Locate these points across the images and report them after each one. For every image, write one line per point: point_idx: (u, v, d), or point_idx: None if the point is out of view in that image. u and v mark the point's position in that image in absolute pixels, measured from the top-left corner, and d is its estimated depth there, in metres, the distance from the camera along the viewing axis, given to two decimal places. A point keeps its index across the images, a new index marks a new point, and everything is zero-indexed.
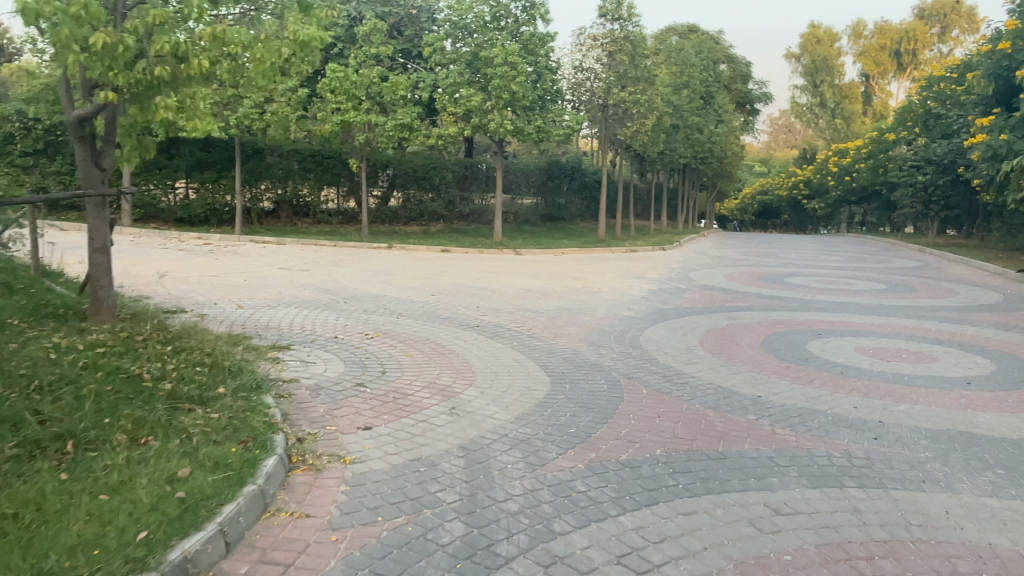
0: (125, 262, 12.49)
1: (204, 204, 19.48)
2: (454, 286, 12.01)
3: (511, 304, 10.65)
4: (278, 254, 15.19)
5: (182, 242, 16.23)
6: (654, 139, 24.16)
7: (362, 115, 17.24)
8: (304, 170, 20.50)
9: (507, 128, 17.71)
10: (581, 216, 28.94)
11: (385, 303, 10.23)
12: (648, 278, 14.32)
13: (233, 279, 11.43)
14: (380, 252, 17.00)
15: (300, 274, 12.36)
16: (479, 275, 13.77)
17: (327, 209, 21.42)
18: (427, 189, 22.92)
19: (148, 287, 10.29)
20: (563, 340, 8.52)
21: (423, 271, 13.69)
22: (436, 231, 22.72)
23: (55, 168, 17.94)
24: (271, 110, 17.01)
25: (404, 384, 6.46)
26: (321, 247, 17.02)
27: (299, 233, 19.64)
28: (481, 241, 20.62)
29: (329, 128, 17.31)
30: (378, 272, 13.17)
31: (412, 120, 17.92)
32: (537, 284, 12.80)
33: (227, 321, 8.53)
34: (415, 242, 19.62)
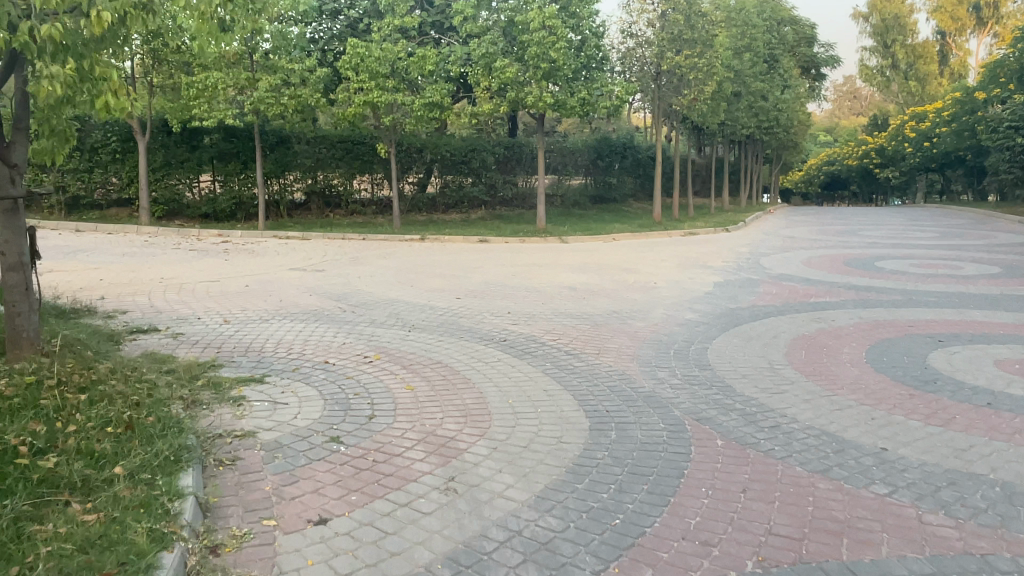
0: (125, 266, 11.32)
1: (230, 198, 18.36)
2: (484, 286, 10.36)
3: (548, 309, 8.93)
4: (299, 252, 13.87)
5: (200, 240, 15.08)
6: (714, 109, 21.98)
7: (387, 95, 15.74)
8: (334, 158, 19.18)
9: (546, 101, 15.98)
10: (635, 196, 26.95)
11: (400, 311, 8.68)
12: (714, 268, 12.35)
13: (235, 285, 10.05)
14: (412, 245, 15.53)
15: (313, 275, 10.95)
16: (516, 270, 12.06)
17: (359, 199, 20.05)
18: (465, 173, 21.37)
19: (131, 297, 8.97)
20: (609, 358, 6.78)
21: (454, 267, 12.11)
22: (477, 218, 21.16)
23: (73, 166, 17.08)
24: (291, 94, 15.65)
25: (391, 436, 4.83)
26: (347, 241, 15.67)
27: (329, 226, 18.34)
28: (523, 227, 18.99)
29: (352, 110, 15.87)
30: (401, 270, 11.61)
31: (441, 97, 16.32)
32: (583, 281, 11.03)
33: (202, 343, 7.10)
34: (451, 232, 18.11)
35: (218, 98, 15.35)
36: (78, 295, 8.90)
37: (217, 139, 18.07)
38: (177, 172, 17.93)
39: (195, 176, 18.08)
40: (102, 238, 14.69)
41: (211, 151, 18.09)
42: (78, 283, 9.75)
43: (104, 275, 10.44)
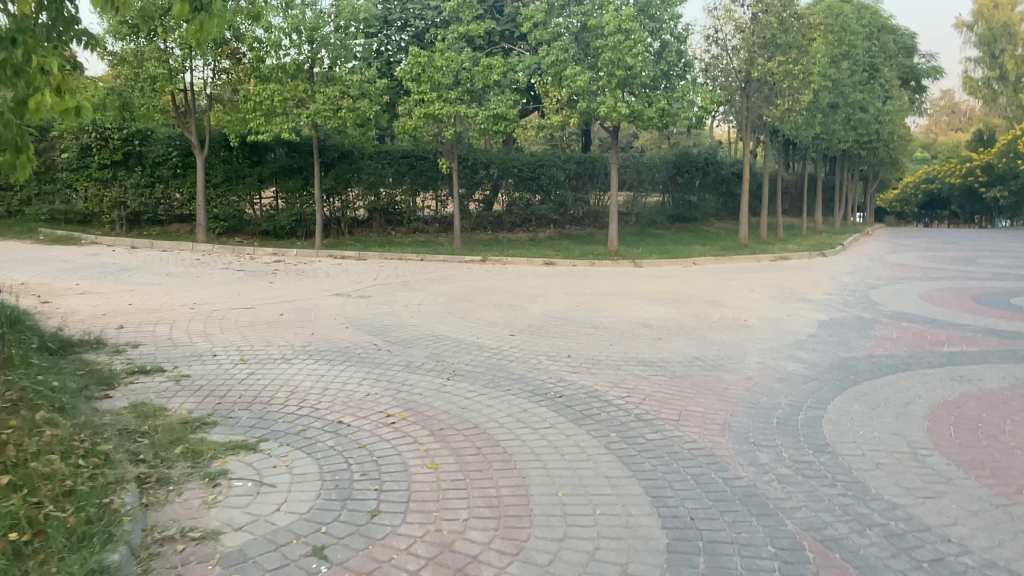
0: (162, 289, 10.55)
1: (290, 215, 17.68)
2: (545, 320, 9.04)
3: (617, 353, 7.54)
4: (351, 274, 12.91)
5: (253, 259, 14.38)
6: (808, 121, 20.12)
7: (449, 107, 14.73)
8: (397, 174, 18.32)
9: (622, 112, 14.63)
10: (716, 215, 25.07)
11: (444, 351, 7.46)
12: (814, 302, 10.64)
13: (269, 313, 9.08)
14: (472, 267, 14.38)
15: (358, 303, 9.90)
16: (583, 300, 10.68)
17: (423, 217, 19.00)
18: (533, 190, 20.14)
19: (150, 327, 8.08)
20: (693, 428, 5.36)
21: (514, 296, 10.85)
22: (545, 238, 19.86)
23: (135, 181, 16.76)
24: (348, 105, 14.81)
25: (391, 552, 3.56)
26: (404, 262, 14.66)
27: (389, 245, 17.43)
28: (594, 249, 17.57)
29: (412, 123, 14.93)
30: (453, 298, 10.44)
31: (507, 108, 15.17)
32: (660, 315, 9.55)
33: (205, 390, 6.01)
34: (515, 253, 16.87)
35: (276, 111, 14.70)
36: (95, 324, 8.06)
37: (280, 154, 17.54)
38: (237, 188, 17.37)
39: (255, 192, 17.50)
40: (154, 256, 14.16)
41: (271, 165, 17.50)
42: (103, 309, 8.96)
43: (135, 300, 9.67)
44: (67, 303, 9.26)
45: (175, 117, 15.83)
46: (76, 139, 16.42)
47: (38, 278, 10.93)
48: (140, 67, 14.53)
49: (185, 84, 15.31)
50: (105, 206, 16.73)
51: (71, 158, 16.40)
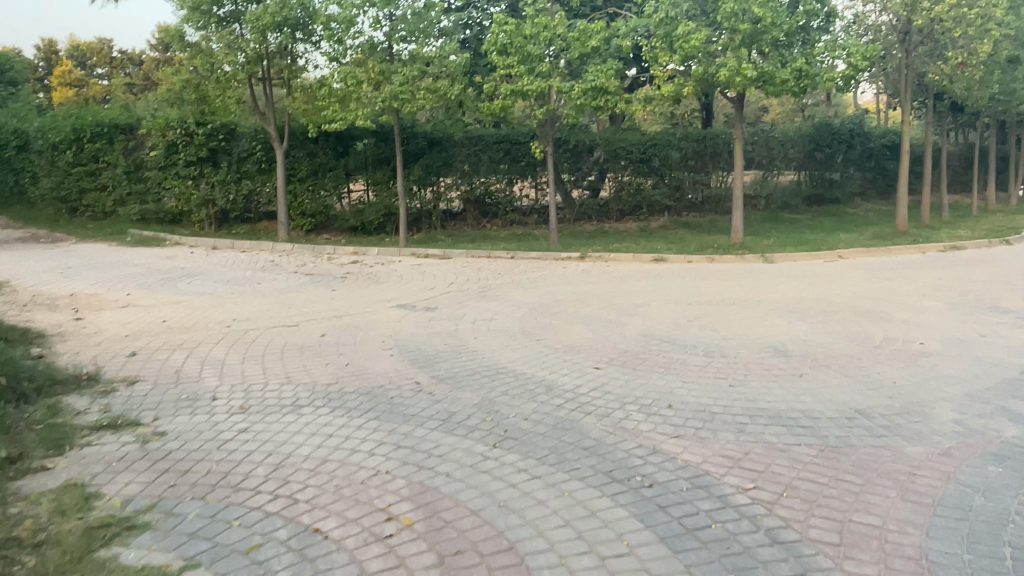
0: (214, 300, 9.44)
1: (378, 209, 16.36)
2: (644, 346, 7.00)
3: (739, 403, 5.42)
4: (428, 276, 11.34)
5: (332, 258, 13.19)
6: (985, 78, 16.57)
7: (540, 82, 12.92)
8: (490, 160, 16.65)
9: (748, 73, 12.22)
10: (863, 195, 21.63)
11: (503, 395, 5.66)
12: (1015, 315, 7.91)
13: (310, 333, 7.62)
14: (570, 266, 12.47)
15: (421, 318, 8.28)
16: (697, 313, 8.48)
17: (521, 207, 17.23)
18: (645, 174, 17.89)
19: (164, 356, 6.79)
20: (868, 573, 3.25)
21: (612, 306, 8.84)
22: (658, 227, 17.56)
23: (221, 178, 16.08)
24: (427, 86, 13.31)
25: None
26: (493, 261, 12.96)
27: (482, 239, 15.81)
28: (716, 240, 15.13)
29: (500, 102, 13.29)
30: (535, 310, 8.59)
31: (607, 80, 13.08)
32: (799, 338, 7.24)
33: (167, 461, 4.51)
34: (622, 245, 14.76)
35: (353, 97, 13.46)
36: (104, 353, 6.86)
37: (368, 144, 16.24)
38: (324, 182, 16.21)
39: (343, 185, 16.31)
40: (230, 258, 13.28)
41: (358, 157, 16.22)
42: (130, 330, 7.82)
43: (174, 316, 8.53)
44: (99, 321, 8.23)
45: (255, 109, 14.85)
46: (163, 136, 15.88)
47: (93, 288, 10.16)
48: (214, 57, 13.70)
49: (261, 73, 14.34)
50: (193, 204, 16.15)
51: (158, 156, 15.90)
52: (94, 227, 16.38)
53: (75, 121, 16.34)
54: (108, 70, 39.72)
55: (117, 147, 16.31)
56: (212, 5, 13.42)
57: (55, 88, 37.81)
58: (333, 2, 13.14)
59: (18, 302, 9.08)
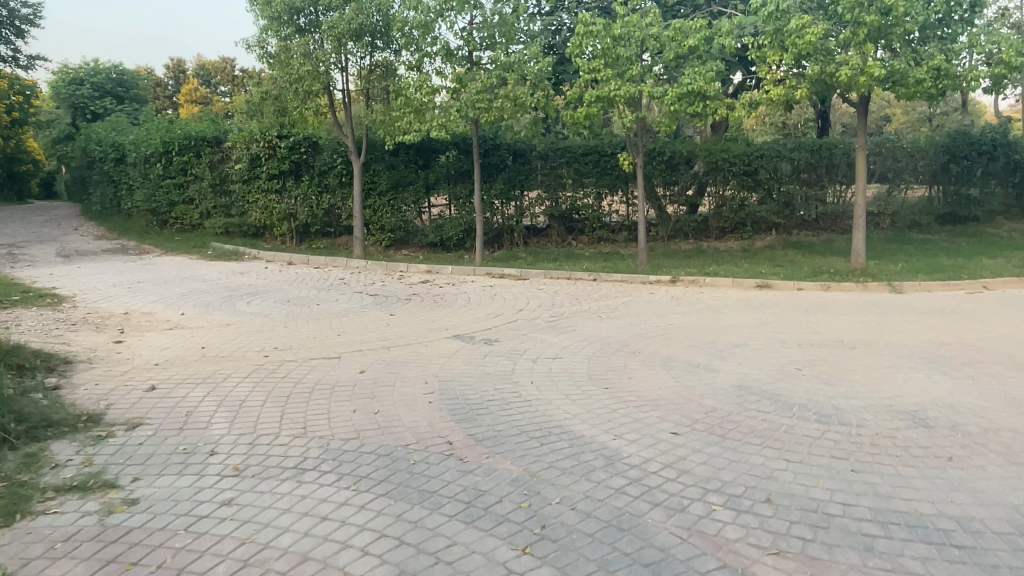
0: (265, 323, 8.81)
1: (458, 225, 15.52)
2: (736, 405, 5.65)
3: (864, 501, 4.04)
4: (498, 299, 10.34)
5: (403, 276, 12.46)
6: None
7: (630, 87, 11.74)
8: (577, 173, 15.54)
9: (873, 72, 10.55)
10: (1006, 213, 18.92)
11: (553, 466, 4.51)
12: None
13: (350, 369, 6.72)
14: (658, 291, 11.13)
15: (478, 353, 7.25)
16: (808, 359, 6.99)
17: (610, 223, 15.98)
18: (750, 188, 16.20)
19: (182, 393, 6.05)
20: None
21: (703, 346, 7.50)
22: (764, 247, 15.85)
23: (302, 192, 15.65)
24: (506, 93, 12.44)
25: None
26: (573, 283, 11.82)
27: (566, 257, 14.69)
28: (830, 264, 13.33)
29: (584, 110, 12.22)
30: (608, 348, 7.38)
31: (704, 84, 11.73)
32: (943, 402, 5.67)
33: (118, 546, 3.64)
34: (720, 268, 13.24)
35: (429, 107, 12.74)
36: (121, 386, 6.21)
37: (450, 157, 15.43)
38: (404, 196, 15.47)
39: (424, 200, 15.52)
40: (301, 274, 12.78)
41: (439, 170, 15.41)
42: (162, 357, 7.19)
43: (215, 341, 7.88)
44: (137, 345, 7.69)
45: (333, 119, 14.42)
46: (247, 149, 15.71)
47: (150, 306, 9.79)
48: (290, 71, 13.29)
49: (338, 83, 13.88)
50: (275, 218, 15.81)
51: (242, 169, 15.66)
52: (180, 239, 16.45)
53: (165, 134, 16.54)
54: (229, 87, 41.80)
55: (204, 160, 16.33)
56: (292, 14, 13.13)
57: (180, 105, 40.21)
58: (410, 6, 12.47)
59: (69, 321, 8.75)
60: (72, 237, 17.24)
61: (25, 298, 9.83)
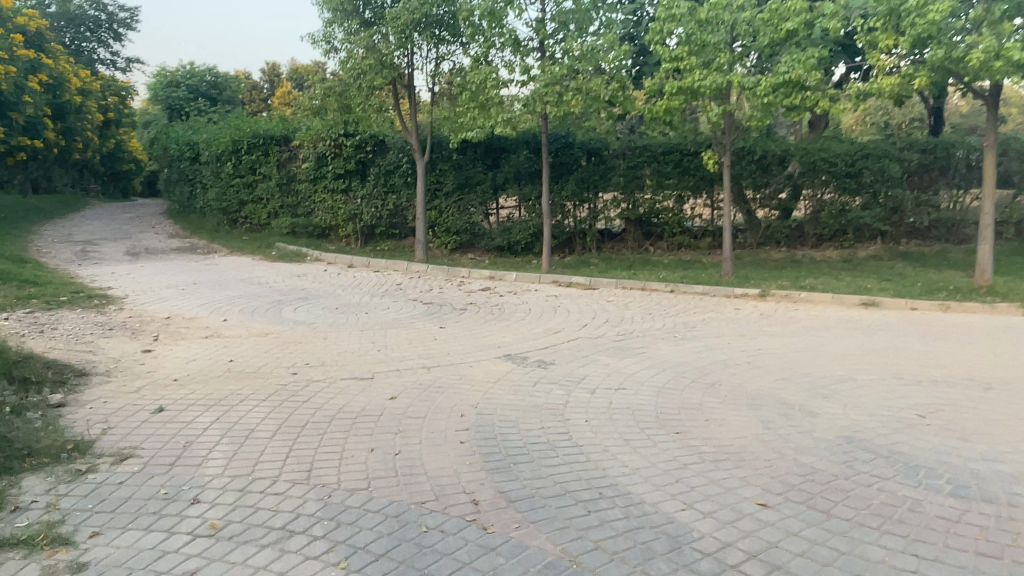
0: (305, 333, 8.13)
1: (527, 228, 14.59)
2: (843, 466, 4.48)
3: None
4: (561, 312, 9.34)
5: (463, 283, 11.63)
6: None
7: (717, 77, 10.51)
8: (656, 173, 14.33)
9: (1010, 55, 8.96)
10: None
11: (599, 547, 3.50)
12: None
13: (380, 393, 5.90)
14: (744, 307, 9.86)
15: (528, 378, 6.30)
16: (933, 404, 5.67)
17: (691, 228, 14.68)
18: (852, 191, 14.56)
19: (189, 417, 5.36)
20: None
21: (799, 380, 6.27)
22: (867, 257, 14.19)
23: (366, 192, 15.08)
24: (579, 86, 11.45)
25: None
26: (647, 294, 10.69)
27: (642, 264, 13.52)
28: (948, 279, 11.65)
29: (663, 103, 11.06)
30: (683, 378, 6.27)
31: (803, 72, 10.37)
32: None
33: None
34: (816, 280, 11.79)
35: (494, 100, 11.89)
36: (128, 406, 5.59)
37: (520, 156, 14.51)
38: (471, 197, 14.68)
39: (492, 201, 14.67)
40: (359, 277, 12.17)
41: (508, 170, 14.51)
42: (184, 370, 6.57)
43: (247, 352, 7.23)
44: (164, 355, 7.12)
45: (398, 116, 13.79)
46: (314, 148, 15.24)
47: (194, 310, 9.32)
48: (354, 64, 12.79)
49: (402, 77, 13.25)
50: (340, 218, 15.31)
51: (308, 168, 15.23)
52: (247, 239, 16.25)
53: (235, 132, 16.42)
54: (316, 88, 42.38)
55: (272, 159, 16.08)
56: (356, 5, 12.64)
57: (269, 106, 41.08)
58: None
59: (107, 325, 8.34)
60: (146, 236, 17.36)
61: (73, 299, 9.56)
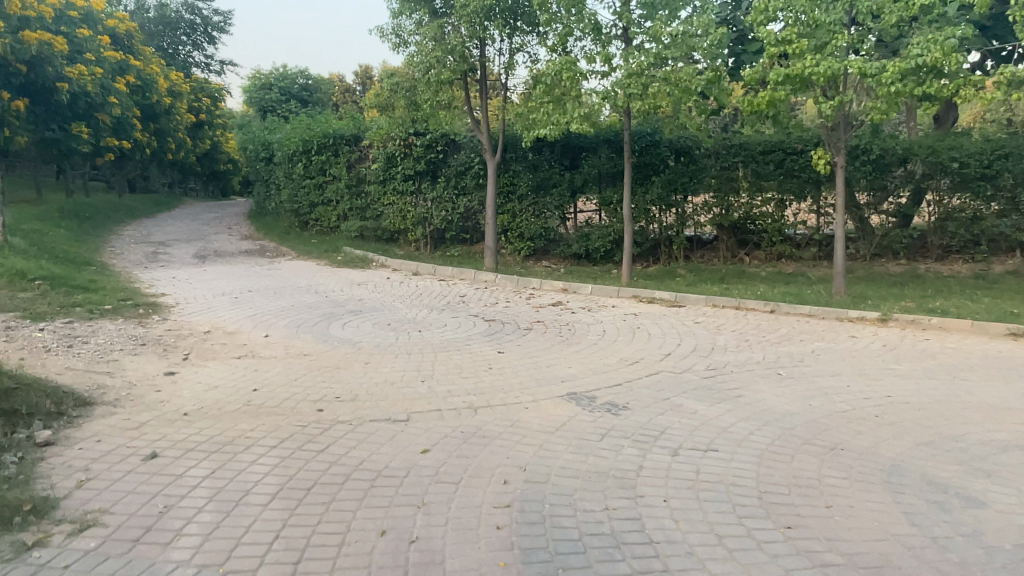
0: (347, 355, 7.21)
1: (608, 235, 13.34)
2: None
3: None
4: (641, 335, 8.08)
5: (533, 295, 10.52)
6: None
7: (832, 62, 8.99)
8: (754, 175, 12.77)
9: None
10: None
11: None
12: None
13: (412, 444, 4.85)
14: (861, 335, 8.30)
15: (593, 428, 5.11)
16: None
17: (794, 236, 13.03)
18: (987, 197, 12.54)
19: (181, 468, 4.47)
20: None
21: (950, 450, 4.82)
22: (1005, 273, 12.16)
23: (436, 194, 14.20)
24: (668, 77, 10.14)
25: None
26: (742, 315, 9.27)
27: (736, 277, 12.01)
28: None
29: (767, 94, 9.60)
30: (792, 439, 4.93)
31: (938, 56, 8.70)
32: None
33: None
34: (948, 302, 10.01)
35: (572, 94, 10.74)
36: (120, 449, 4.76)
37: (601, 156, 13.31)
38: (547, 200, 13.52)
39: (569, 205, 13.50)
40: (422, 287, 11.27)
41: (588, 171, 13.30)
42: (200, 400, 5.74)
43: (277, 379, 6.36)
44: (186, 379, 6.33)
45: (470, 113, 12.84)
46: (383, 148, 14.49)
47: (239, 324, 8.62)
48: (423, 58, 11.91)
49: (473, 71, 12.29)
50: (409, 222, 14.51)
51: (377, 169, 14.49)
52: (316, 242, 15.72)
53: (307, 132, 15.94)
54: None
55: (342, 160, 15.49)
56: None
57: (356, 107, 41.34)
58: None
59: (142, 339, 7.71)
60: (219, 237, 17.17)
61: (119, 307, 9.05)
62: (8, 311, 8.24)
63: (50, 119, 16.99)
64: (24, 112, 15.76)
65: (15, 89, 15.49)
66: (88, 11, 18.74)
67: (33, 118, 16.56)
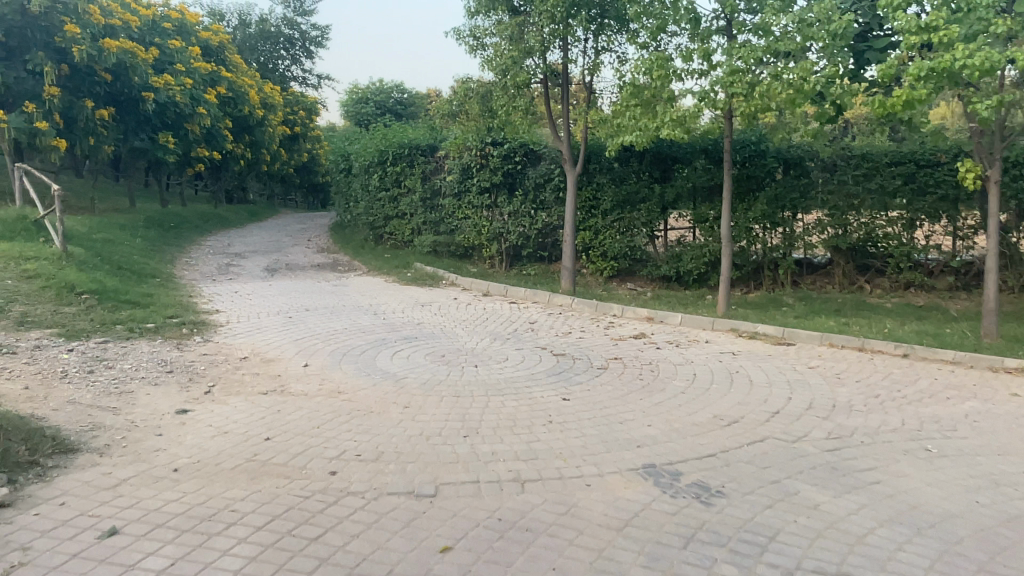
0: (385, 395, 6.18)
1: (702, 256, 11.88)
2: None
3: None
4: (739, 382, 6.65)
5: (612, 325, 9.23)
6: None
7: (987, 53, 7.30)
8: (878, 190, 10.98)
9: None
10: None
11: None
12: None
13: (432, 535, 3.70)
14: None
15: (674, 524, 3.82)
16: None
17: (925, 262, 11.14)
18: None
19: (136, 556, 3.50)
20: None
21: None
22: None
23: (513, 208, 13.14)
24: (777, 75, 8.68)
25: None
26: (865, 358, 7.66)
27: (855, 309, 10.28)
28: None
29: (901, 94, 7.98)
30: (960, 566, 3.47)
31: None
32: None
33: None
34: None
35: (663, 96, 9.44)
36: (79, 519, 3.86)
37: (696, 167, 11.78)
38: (634, 216, 12.25)
39: (658, 221, 12.13)
40: (490, 310, 10.19)
41: (681, 184, 11.89)
42: (199, 451, 4.82)
43: (297, 424, 5.39)
44: (197, 419, 5.46)
45: (550, 120, 11.72)
46: (459, 159, 13.57)
47: (280, 349, 7.78)
48: (499, 60, 10.93)
49: (554, 74, 11.18)
50: (484, 238, 13.52)
51: (451, 181, 13.58)
52: (389, 257, 14.98)
53: (382, 142, 15.28)
54: None
55: (417, 171, 14.72)
56: None
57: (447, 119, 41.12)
58: None
59: (171, 365, 6.96)
60: (295, 250, 16.76)
61: (162, 325, 8.43)
62: (45, 327, 7.74)
63: (139, 128, 17.21)
64: (112, 121, 15.98)
65: (101, 98, 15.74)
66: (180, 23, 19.02)
67: (123, 128, 16.80)
